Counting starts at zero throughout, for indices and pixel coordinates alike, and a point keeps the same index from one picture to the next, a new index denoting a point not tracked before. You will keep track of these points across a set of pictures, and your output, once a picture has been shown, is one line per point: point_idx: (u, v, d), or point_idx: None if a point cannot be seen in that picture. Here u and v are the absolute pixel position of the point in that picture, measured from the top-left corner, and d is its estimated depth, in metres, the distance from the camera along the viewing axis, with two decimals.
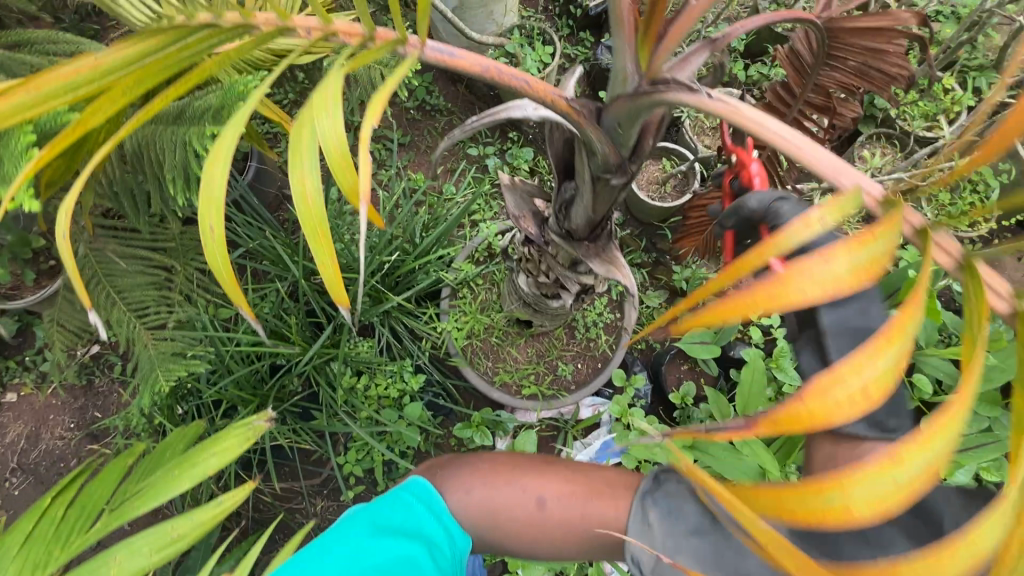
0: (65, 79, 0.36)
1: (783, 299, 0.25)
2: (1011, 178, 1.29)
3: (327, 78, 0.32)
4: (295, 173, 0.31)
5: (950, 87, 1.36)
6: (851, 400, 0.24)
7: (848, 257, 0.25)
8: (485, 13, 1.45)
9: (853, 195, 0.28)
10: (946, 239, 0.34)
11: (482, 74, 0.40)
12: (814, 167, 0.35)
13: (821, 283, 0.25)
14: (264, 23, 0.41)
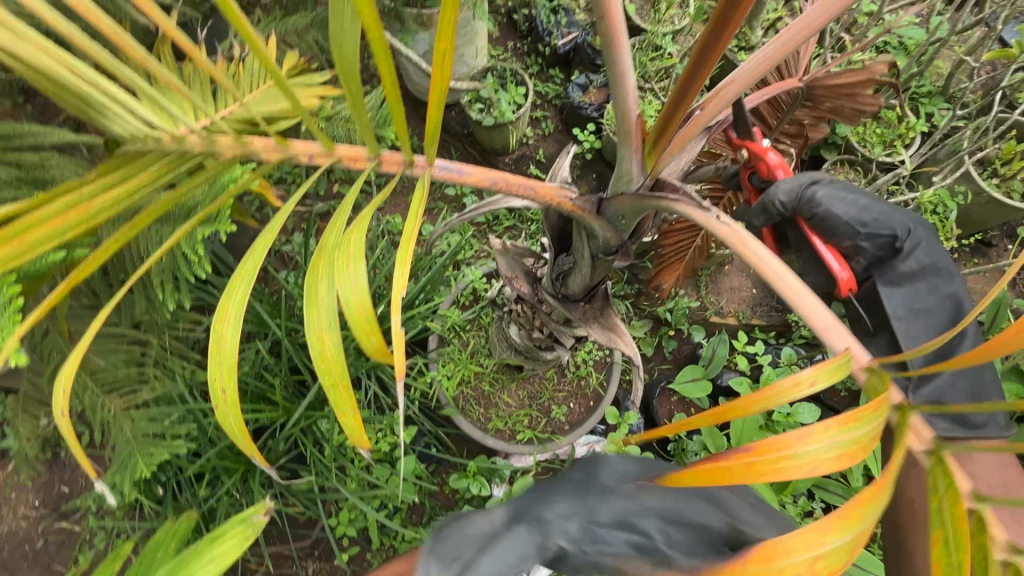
0: (54, 225, 0.37)
1: (766, 472, 0.25)
2: (968, 199, 1.36)
3: (350, 237, 0.33)
4: (313, 328, 0.32)
5: (904, 114, 1.44)
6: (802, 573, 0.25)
7: (834, 441, 0.26)
8: (456, 56, 1.46)
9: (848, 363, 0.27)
10: (923, 426, 0.33)
11: (491, 187, 0.44)
12: (807, 321, 0.35)
13: (803, 464, 0.25)
14: (263, 149, 0.45)
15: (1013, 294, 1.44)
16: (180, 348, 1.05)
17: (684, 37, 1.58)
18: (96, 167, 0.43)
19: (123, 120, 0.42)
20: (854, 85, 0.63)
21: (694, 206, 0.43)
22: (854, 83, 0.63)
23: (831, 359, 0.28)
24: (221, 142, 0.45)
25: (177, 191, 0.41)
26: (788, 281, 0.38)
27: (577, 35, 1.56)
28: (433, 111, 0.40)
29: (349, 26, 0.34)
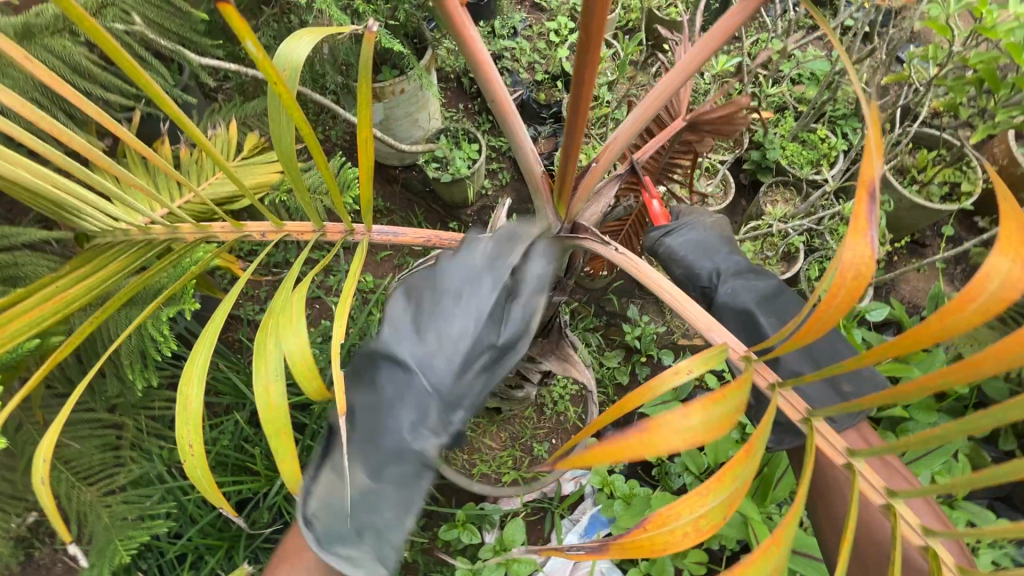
0: (33, 316, 0.41)
1: (655, 446, 0.30)
2: (893, 206, 1.48)
3: (292, 302, 0.39)
4: (260, 383, 0.37)
5: (824, 136, 1.58)
6: (687, 532, 0.29)
7: (704, 415, 0.31)
8: (411, 122, 1.56)
9: (712, 353, 0.38)
10: (797, 398, 0.45)
11: (421, 244, 0.54)
12: (692, 323, 0.50)
13: (682, 435, 0.30)
14: (222, 231, 0.51)
15: (950, 288, 1.55)
16: (157, 427, 1.05)
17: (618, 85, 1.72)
18: (68, 262, 0.47)
19: (96, 217, 0.47)
20: (729, 114, 0.71)
21: (599, 243, 0.58)
22: (731, 114, 0.70)
23: (700, 352, 0.38)
24: (185, 228, 0.51)
25: (145, 274, 0.46)
26: (677, 296, 0.52)
27: (521, 93, 1.69)
28: (364, 180, 0.47)
29: (285, 124, 0.40)
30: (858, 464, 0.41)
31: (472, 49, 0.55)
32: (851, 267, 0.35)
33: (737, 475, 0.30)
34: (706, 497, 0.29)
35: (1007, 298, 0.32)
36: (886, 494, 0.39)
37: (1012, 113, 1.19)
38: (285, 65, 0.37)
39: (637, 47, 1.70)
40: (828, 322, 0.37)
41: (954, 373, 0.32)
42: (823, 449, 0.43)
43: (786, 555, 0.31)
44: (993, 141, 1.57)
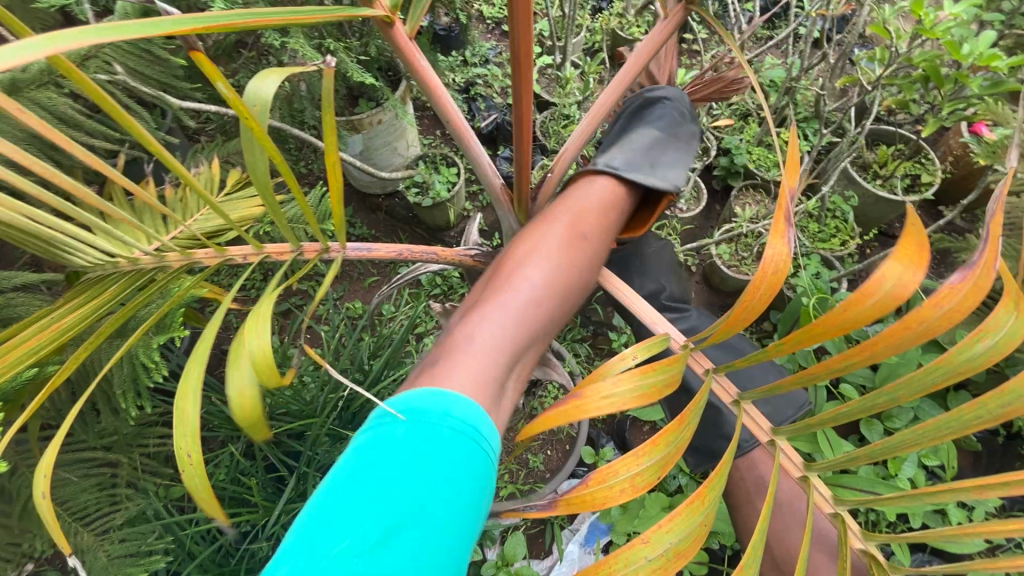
0: (31, 344, 0.43)
1: (586, 408, 0.40)
2: (858, 201, 1.54)
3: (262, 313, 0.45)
4: (235, 385, 0.41)
5: (787, 139, 1.65)
6: (623, 490, 0.35)
7: (637, 388, 0.40)
8: (390, 150, 1.61)
9: (653, 342, 0.45)
10: (728, 383, 0.49)
11: (396, 257, 0.57)
12: (641, 320, 0.54)
13: (615, 401, 0.39)
14: (205, 258, 0.55)
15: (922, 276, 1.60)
16: (152, 464, 1.06)
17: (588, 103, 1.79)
18: (61, 295, 0.50)
19: (86, 252, 0.51)
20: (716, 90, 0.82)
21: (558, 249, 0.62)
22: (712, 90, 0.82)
23: (642, 341, 0.45)
24: (170, 257, 0.54)
25: (132, 302, 0.49)
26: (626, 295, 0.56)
27: (495, 116, 1.75)
28: (335, 202, 0.50)
29: (259, 154, 0.44)
30: (780, 442, 0.46)
31: (424, 79, 0.60)
32: (772, 264, 0.39)
33: (667, 441, 0.37)
34: (641, 458, 0.36)
35: (899, 295, 0.37)
36: (802, 467, 0.45)
37: (959, 106, 1.26)
38: (256, 102, 0.41)
39: (603, 67, 1.78)
40: (754, 311, 0.41)
41: (859, 354, 0.39)
42: (749, 428, 0.48)
43: (708, 511, 0.37)
44: (948, 134, 1.65)
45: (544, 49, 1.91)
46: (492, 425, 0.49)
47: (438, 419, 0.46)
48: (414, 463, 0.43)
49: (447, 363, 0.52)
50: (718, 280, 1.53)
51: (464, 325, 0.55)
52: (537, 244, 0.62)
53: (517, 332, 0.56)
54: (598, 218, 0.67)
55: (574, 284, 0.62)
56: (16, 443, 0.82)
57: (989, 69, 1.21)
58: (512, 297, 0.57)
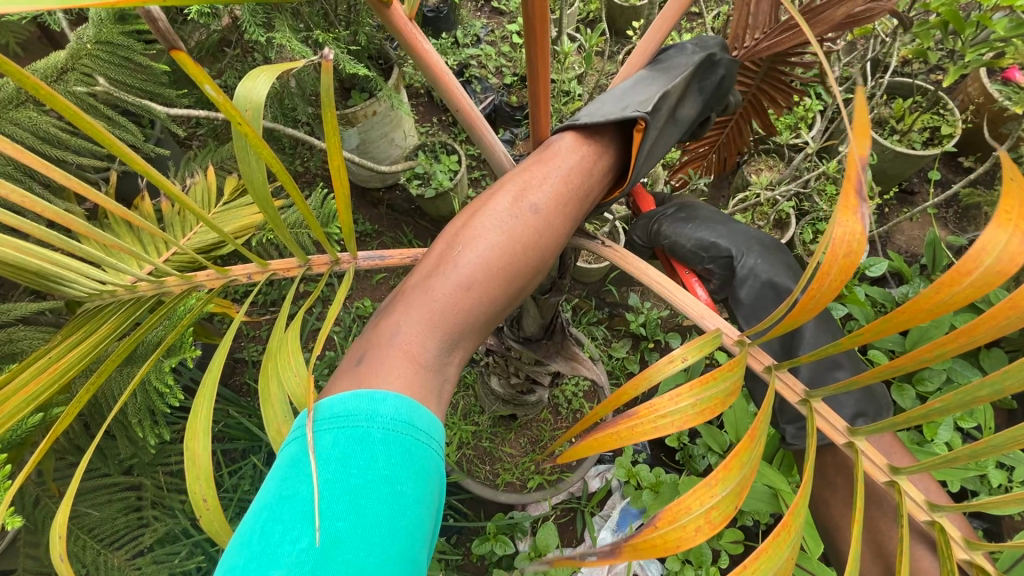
0: (30, 391, 0.40)
1: (642, 429, 0.36)
2: (878, 158, 1.47)
3: (288, 341, 0.43)
4: (272, 422, 0.41)
5: (799, 99, 1.59)
6: (698, 525, 0.32)
7: (693, 399, 0.36)
8: (388, 141, 1.57)
9: (707, 337, 0.41)
10: (794, 380, 0.45)
11: (411, 262, 0.54)
12: (686, 312, 0.50)
13: (673, 419, 0.36)
14: (208, 280, 0.51)
15: (947, 232, 1.55)
16: (173, 482, 1.04)
17: (588, 78, 1.73)
18: (60, 329, 0.47)
19: (82, 282, 0.46)
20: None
21: (588, 238, 0.58)
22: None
23: (693, 341, 0.42)
24: (170, 281, 0.51)
25: (137, 330, 0.46)
26: (664, 285, 0.52)
27: (493, 98, 1.70)
28: (342, 207, 0.46)
29: (254, 162, 0.40)
30: (860, 443, 0.43)
31: (430, 67, 0.55)
32: (841, 245, 0.35)
33: (740, 464, 0.34)
34: (714, 488, 0.33)
35: (1004, 272, 0.32)
36: (890, 472, 0.41)
37: (982, 51, 1.18)
38: (247, 106, 0.37)
39: (601, 38, 1.71)
40: (823, 299, 0.38)
41: (952, 342, 0.35)
42: (823, 430, 0.44)
43: (797, 542, 0.33)
44: (967, 81, 1.57)
45: None
46: (432, 417, 0.40)
47: (365, 424, 0.37)
48: (350, 475, 0.35)
49: (369, 365, 0.40)
50: None
51: (387, 317, 0.44)
52: (482, 212, 0.48)
53: (447, 326, 0.43)
54: (562, 170, 0.52)
55: (532, 256, 0.48)
56: (35, 476, 0.79)
57: (1014, 9, 1.13)
58: (444, 282, 0.44)
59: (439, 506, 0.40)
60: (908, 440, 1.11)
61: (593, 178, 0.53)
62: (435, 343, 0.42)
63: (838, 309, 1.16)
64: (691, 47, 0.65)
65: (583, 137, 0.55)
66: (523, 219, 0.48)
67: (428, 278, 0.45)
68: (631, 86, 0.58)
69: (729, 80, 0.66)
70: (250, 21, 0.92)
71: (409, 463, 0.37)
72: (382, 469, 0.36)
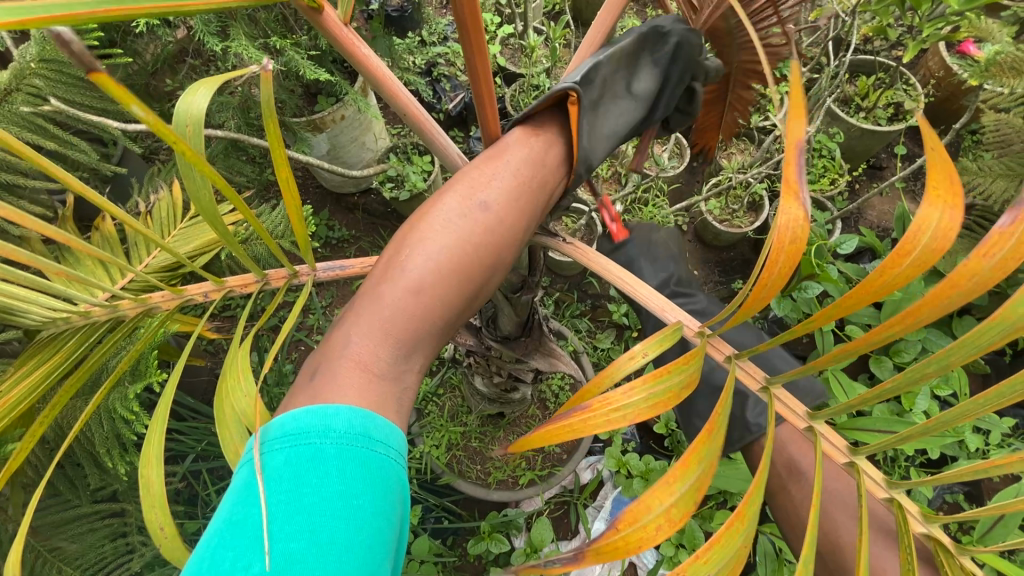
0: None
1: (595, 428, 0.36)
2: (844, 136, 1.50)
3: (239, 360, 0.42)
4: (228, 443, 0.41)
5: (766, 81, 1.61)
6: (656, 522, 0.32)
7: (651, 396, 0.36)
8: (359, 145, 1.56)
9: (667, 331, 0.41)
10: (752, 368, 0.46)
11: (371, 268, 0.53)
12: (648, 309, 0.50)
13: (630, 416, 0.36)
14: (163, 302, 0.50)
15: (916, 205, 1.59)
16: None
17: (557, 70, 1.73)
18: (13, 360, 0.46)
19: (35, 311, 0.44)
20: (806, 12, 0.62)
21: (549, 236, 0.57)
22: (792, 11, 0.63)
23: (651, 336, 0.42)
24: (124, 305, 0.49)
25: (90, 358, 0.45)
26: (624, 278, 0.52)
27: (463, 96, 1.69)
28: (295, 220, 0.45)
29: (199, 180, 0.38)
30: (819, 426, 0.43)
31: (380, 76, 0.55)
32: (786, 230, 0.36)
33: (697, 459, 0.34)
34: (671, 485, 0.33)
35: (938, 249, 0.33)
36: (850, 453, 0.42)
37: (938, 26, 1.19)
38: (188, 121, 0.35)
39: (566, 30, 1.71)
40: (774, 289, 0.38)
41: (899, 324, 0.35)
42: (785, 415, 0.45)
43: (751, 533, 0.33)
44: (926, 55, 1.61)
45: (502, 19, 1.84)
46: (390, 424, 0.39)
47: (317, 440, 0.36)
48: (304, 494, 0.35)
49: (321, 378, 0.39)
50: (711, 237, 1.50)
51: (339, 327, 0.43)
52: (429, 215, 0.48)
53: (401, 332, 0.42)
54: (512, 165, 0.51)
55: (486, 254, 0.47)
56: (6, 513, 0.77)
57: None
58: (394, 288, 0.43)
59: (403, 514, 0.40)
60: (888, 411, 1.14)
61: (545, 170, 0.53)
62: (392, 349, 0.42)
63: (813, 289, 1.17)
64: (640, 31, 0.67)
65: (530, 128, 0.55)
66: (473, 218, 0.47)
67: (376, 283, 0.44)
68: (577, 73, 0.59)
69: (685, 45, 0.66)
70: (204, 31, 0.90)
71: (366, 479, 0.37)
72: (338, 490, 0.36)
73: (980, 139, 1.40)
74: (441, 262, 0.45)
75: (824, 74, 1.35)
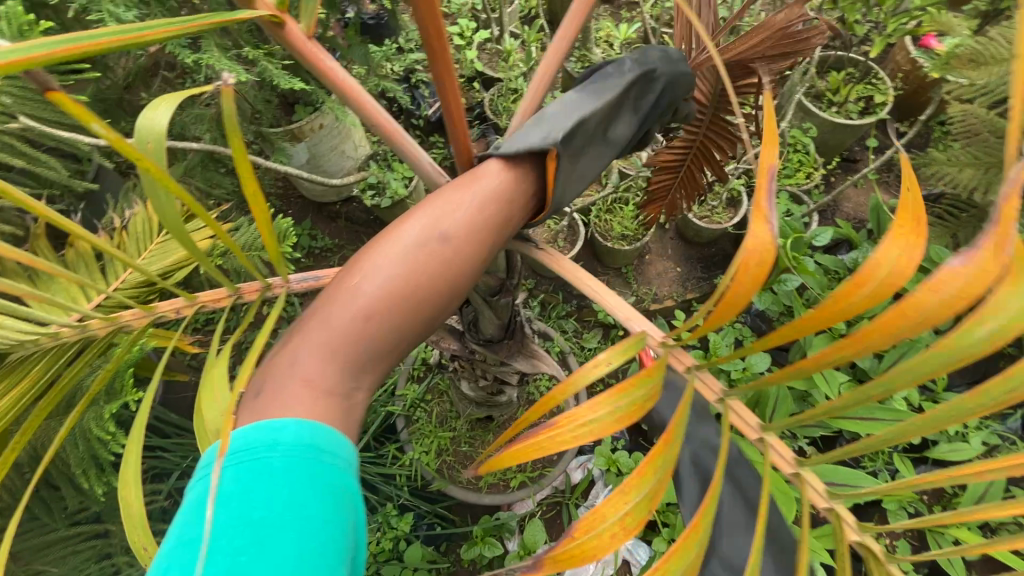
0: None
1: (560, 444, 0.36)
2: (818, 131, 1.53)
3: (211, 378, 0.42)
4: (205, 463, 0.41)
5: None
6: (611, 534, 0.33)
7: (612, 408, 0.37)
8: (338, 153, 1.55)
9: (630, 342, 0.42)
10: (711, 379, 0.47)
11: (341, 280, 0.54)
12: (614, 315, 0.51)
13: (590, 430, 0.36)
14: (133, 318, 0.49)
15: (889, 195, 1.63)
16: None
17: (535, 73, 1.74)
18: None
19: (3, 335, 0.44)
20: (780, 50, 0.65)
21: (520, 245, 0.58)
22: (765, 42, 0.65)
23: (616, 345, 0.42)
24: (93, 323, 0.48)
25: (62, 379, 0.44)
26: (591, 287, 0.53)
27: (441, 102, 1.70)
28: (265, 233, 0.45)
29: (165, 196, 0.38)
30: (770, 437, 0.44)
31: (347, 94, 0.55)
32: (755, 254, 0.36)
33: (653, 471, 0.35)
34: (629, 495, 0.33)
35: (894, 282, 0.34)
36: (796, 465, 0.42)
37: (903, 21, 1.22)
38: (150, 138, 0.36)
39: (543, 33, 1.72)
40: (750, 291, 0.38)
41: (853, 346, 0.35)
42: (738, 427, 0.46)
43: (705, 544, 0.34)
44: (894, 49, 1.65)
45: (478, 24, 1.84)
46: (340, 438, 0.40)
47: (265, 454, 0.36)
48: (252, 508, 0.34)
49: (266, 397, 0.40)
50: (692, 233, 1.52)
51: (287, 346, 0.43)
52: (388, 241, 0.47)
53: (346, 358, 0.43)
54: (478, 195, 0.51)
55: (441, 283, 0.47)
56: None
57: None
58: (342, 314, 0.43)
59: (358, 527, 0.39)
60: (871, 399, 1.16)
61: (513, 205, 0.53)
62: (338, 375, 0.42)
63: (791, 281, 1.20)
64: (634, 59, 0.64)
65: (500, 161, 0.54)
66: (431, 250, 0.47)
67: (325, 305, 0.45)
68: (557, 112, 0.58)
69: (667, 96, 0.67)
70: (175, 44, 0.90)
71: (316, 494, 0.36)
72: (282, 499, 0.34)
73: (947, 130, 1.44)
74: (392, 293, 0.45)
75: (795, 71, 1.38)
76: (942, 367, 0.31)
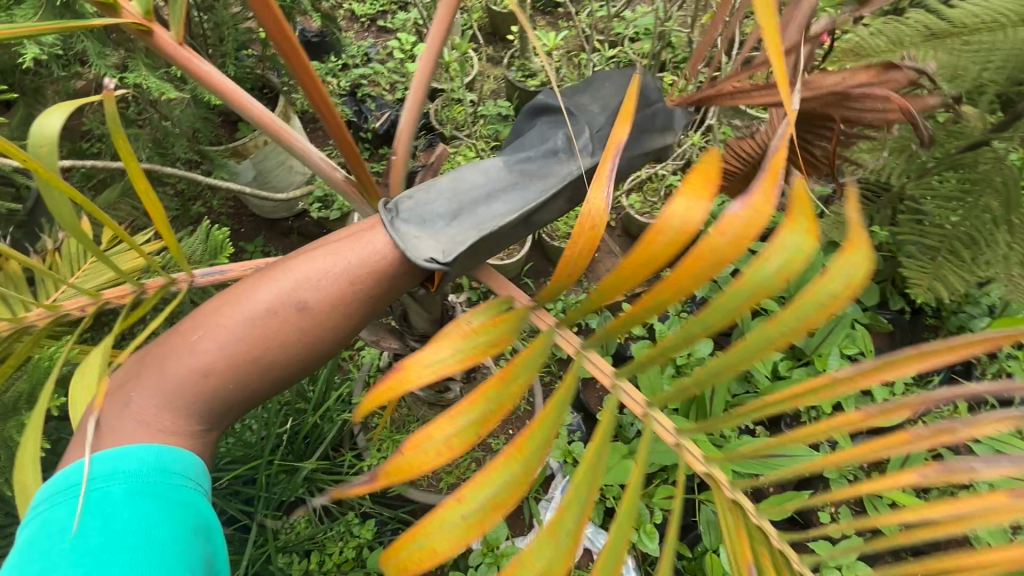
0: None
1: (406, 382, 0.40)
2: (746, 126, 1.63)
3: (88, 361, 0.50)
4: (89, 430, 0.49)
5: (673, 81, 1.72)
6: (437, 452, 0.38)
7: (453, 351, 0.42)
8: (285, 169, 1.55)
9: (494, 303, 0.48)
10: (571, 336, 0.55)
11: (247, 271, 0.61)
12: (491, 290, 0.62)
13: (431, 368, 0.41)
14: None
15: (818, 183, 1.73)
16: None
17: (480, 84, 1.79)
18: None
19: None
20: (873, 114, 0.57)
21: None
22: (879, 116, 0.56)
23: (483, 305, 0.48)
24: None
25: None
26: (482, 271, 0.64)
27: (388, 114, 1.71)
28: (164, 233, 0.48)
29: (60, 201, 0.41)
30: (654, 413, 0.50)
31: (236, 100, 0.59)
32: (589, 215, 0.41)
33: (485, 398, 0.40)
34: (456, 419, 0.39)
35: (689, 230, 0.38)
36: (676, 434, 0.49)
37: None
38: (42, 145, 0.38)
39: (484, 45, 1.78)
40: (579, 265, 0.43)
41: (665, 294, 0.42)
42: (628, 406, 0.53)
43: (525, 467, 0.40)
44: None
45: (422, 38, 1.89)
46: (189, 460, 0.47)
47: (105, 483, 0.44)
48: (91, 536, 0.41)
49: (107, 432, 0.47)
50: (635, 230, 1.58)
51: (137, 377, 0.49)
52: (241, 300, 0.49)
53: (177, 405, 0.47)
54: (347, 261, 0.51)
55: (289, 352, 0.49)
56: None
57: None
58: (179, 366, 0.47)
59: (214, 537, 0.48)
60: (804, 374, 1.24)
61: (386, 275, 0.52)
62: (175, 419, 0.47)
63: None
64: (587, 138, 0.63)
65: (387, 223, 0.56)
66: (279, 319, 0.48)
67: (171, 347, 0.49)
68: (468, 186, 0.59)
69: None
70: (101, 66, 0.91)
71: (153, 520, 0.43)
72: (127, 521, 0.42)
73: None
74: (230, 359, 0.47)
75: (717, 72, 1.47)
76: (731, 311, 0.39)
